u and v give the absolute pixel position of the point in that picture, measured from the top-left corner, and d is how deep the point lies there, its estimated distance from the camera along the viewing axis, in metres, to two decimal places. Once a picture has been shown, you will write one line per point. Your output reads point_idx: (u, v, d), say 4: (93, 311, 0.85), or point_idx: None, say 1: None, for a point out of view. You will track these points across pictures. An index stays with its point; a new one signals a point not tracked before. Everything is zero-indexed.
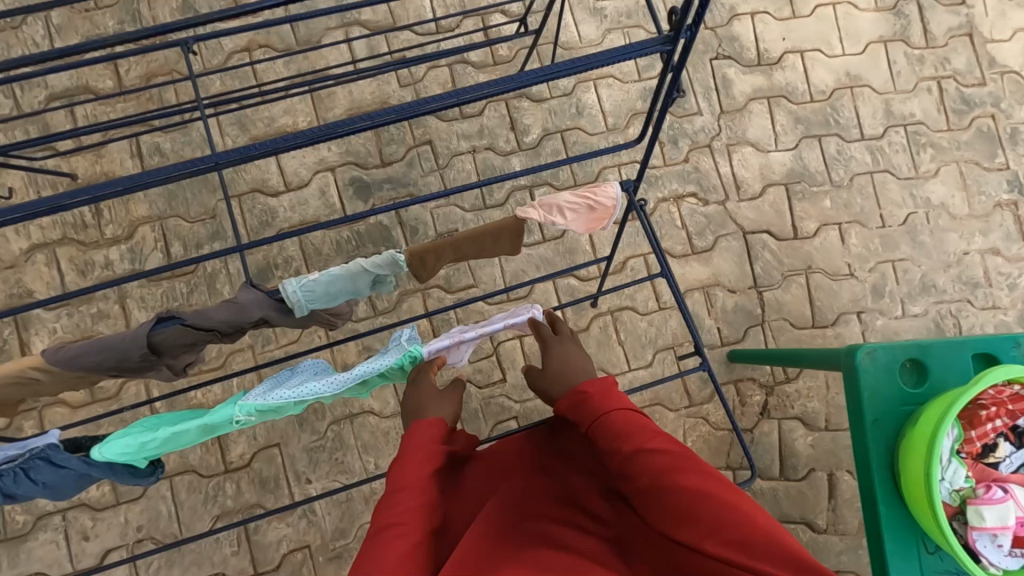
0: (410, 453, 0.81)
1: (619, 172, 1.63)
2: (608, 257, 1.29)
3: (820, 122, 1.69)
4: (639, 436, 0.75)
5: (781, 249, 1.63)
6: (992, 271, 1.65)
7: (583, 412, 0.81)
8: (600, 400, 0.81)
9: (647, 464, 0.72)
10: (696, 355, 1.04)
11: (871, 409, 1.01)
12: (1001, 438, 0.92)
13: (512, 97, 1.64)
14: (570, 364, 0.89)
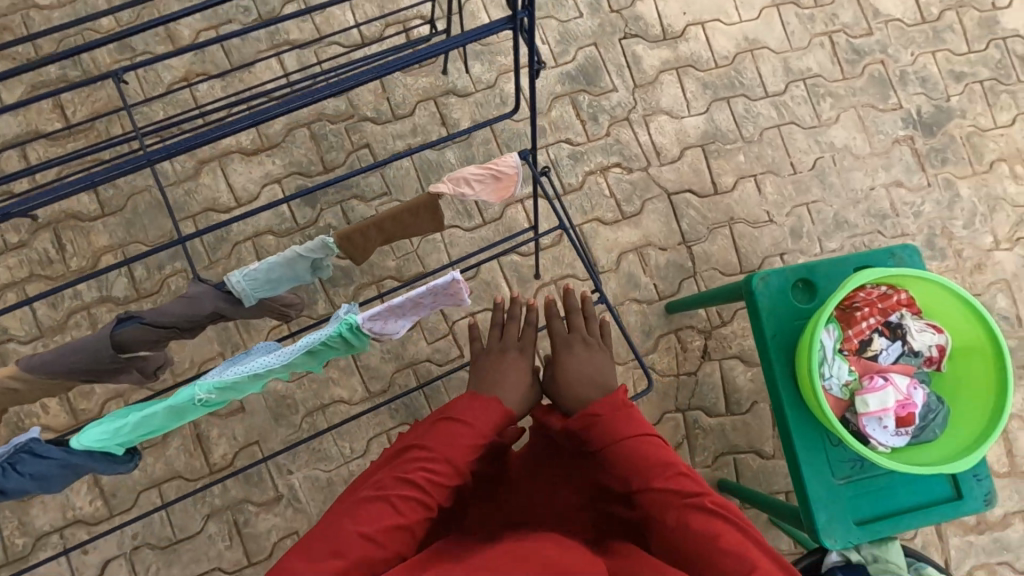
0: (445, 428, 0.99)
1: (546, 152, 1.76)
2: (533, 227, 1.41)
3: (726, 85, 1.84)
4: (654, 473, 0.96)
5: (703, 204, 1.77)
6: (898, 202, 1.80)
7: (603, 432, 1.01)
8: (621, 425, 1.01)
9: (654, 498, 0.94)
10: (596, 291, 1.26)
11: (770, 326, 1.14)
12: (878, 335, 1.06)
13: (440, 95, 1.76)
14: (587, 366, 1.16)
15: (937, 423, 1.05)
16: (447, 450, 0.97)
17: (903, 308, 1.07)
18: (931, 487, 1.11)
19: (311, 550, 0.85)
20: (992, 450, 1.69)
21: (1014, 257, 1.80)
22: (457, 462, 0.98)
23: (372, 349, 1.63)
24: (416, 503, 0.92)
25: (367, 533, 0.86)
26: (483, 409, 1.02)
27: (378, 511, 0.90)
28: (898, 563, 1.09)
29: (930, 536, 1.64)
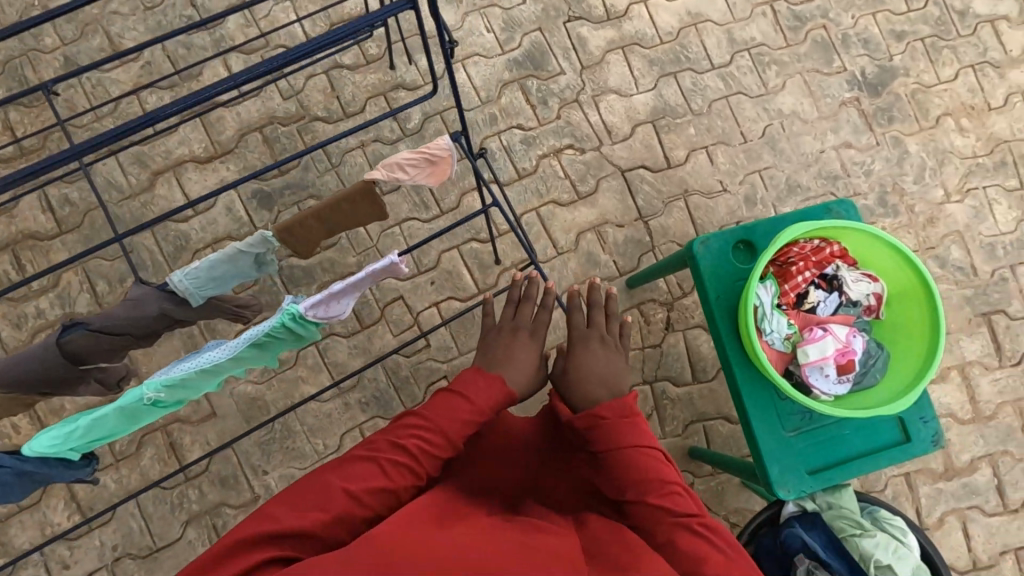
0: (446, 402, 1.00)
1: (499, 139, 1.78)
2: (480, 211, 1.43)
3: (672, 60, 1.86)
4: (649, 488, 0.95)
5: (657, 179, 1.79)
6: (848, 162, 1.83)
7: (606, 435, 1.00)
8: (626, 432, 0.99)
9: (646, 514, 0.94)
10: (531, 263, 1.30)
11: (713, 288, 1.16)
12: (816, 287, 1.09)
13: (389, 90, 1.78)
14: (600, 363, 1.15)
15: (876, 368, 1.09)
16: (444, 424, 0.99)
17: (838, 260, 1.10)
18: (879, 434, 1.15)
19: (297, 499, 0.89)
20: (955, 398, 1.72)
21: (966, 208, 1.83)
22: (453, 437, 0.99)
23: (339, 346, 1.65)
24: (405, 470, 0.94)
25: (351, 490, 0.90)
26: (487, 387, 1.03)
27: (366, 473, 0.92)
28: (854, 511, 1.12)
29: (899, 486, 1.67)
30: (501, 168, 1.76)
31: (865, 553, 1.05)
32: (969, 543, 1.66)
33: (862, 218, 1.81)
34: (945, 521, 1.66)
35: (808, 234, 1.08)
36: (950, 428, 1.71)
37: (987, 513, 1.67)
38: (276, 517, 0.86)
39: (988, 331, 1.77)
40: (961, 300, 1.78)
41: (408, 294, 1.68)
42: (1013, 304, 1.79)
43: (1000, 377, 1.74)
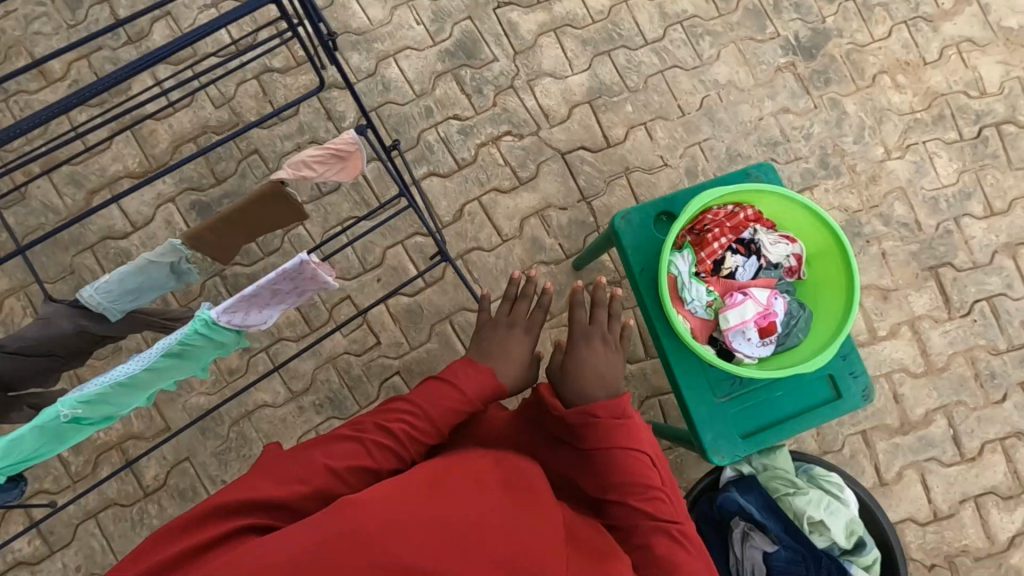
0: (437, 390, 1.04)
1: (436, 131, 1.77)
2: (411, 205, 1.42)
3: (605, 39, 1.85)
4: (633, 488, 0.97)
5: (598, 159, 1.79)
6: (788, 127, 1.84)
7: (596, 433, 1.00)
8: (614, 431, 1.01)
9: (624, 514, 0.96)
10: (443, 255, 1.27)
11: (636, 262, 1.16)
12: (734, 252, 1.09)
13: (322, 90, 1.77)
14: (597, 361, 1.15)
15: (800, 326, 1.09)
16: (432, 411, 1.01)
17: (753, 224, 1.11)
18: (810, 393, 1.16)
19: (274, 472, 0.89)
20: (907, 353, 1.74)
21: (907, 164, 1.84)
22: (439, 423, 1.01)
23: (289, 350, 1.65)
24: (388, 452, 0.96)
25: (333, 468, 0.91)
26: (476, 377, 1.07)
27: (348, 454, 0.94)
28: (788, 469, 1.14)
29: (856, 444, 1.69)
30: (440, 160, 1.76)
31: (798, 511, 1.08)
32: (928, 495, 1.67)
33: (805, 182, 1.81)
34: (904, 475, 1.68)
35: (720, 199, 1.09)
36: (904, 382, 1.72)
37: (944, 464, 1.69)
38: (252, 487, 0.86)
39: (936, 285, 1.78)
40: (907, 255, 1.79)
41: (355, 293, 1.69)
42: (959, 255, 1.80)
43: (950, 329, 1.76)
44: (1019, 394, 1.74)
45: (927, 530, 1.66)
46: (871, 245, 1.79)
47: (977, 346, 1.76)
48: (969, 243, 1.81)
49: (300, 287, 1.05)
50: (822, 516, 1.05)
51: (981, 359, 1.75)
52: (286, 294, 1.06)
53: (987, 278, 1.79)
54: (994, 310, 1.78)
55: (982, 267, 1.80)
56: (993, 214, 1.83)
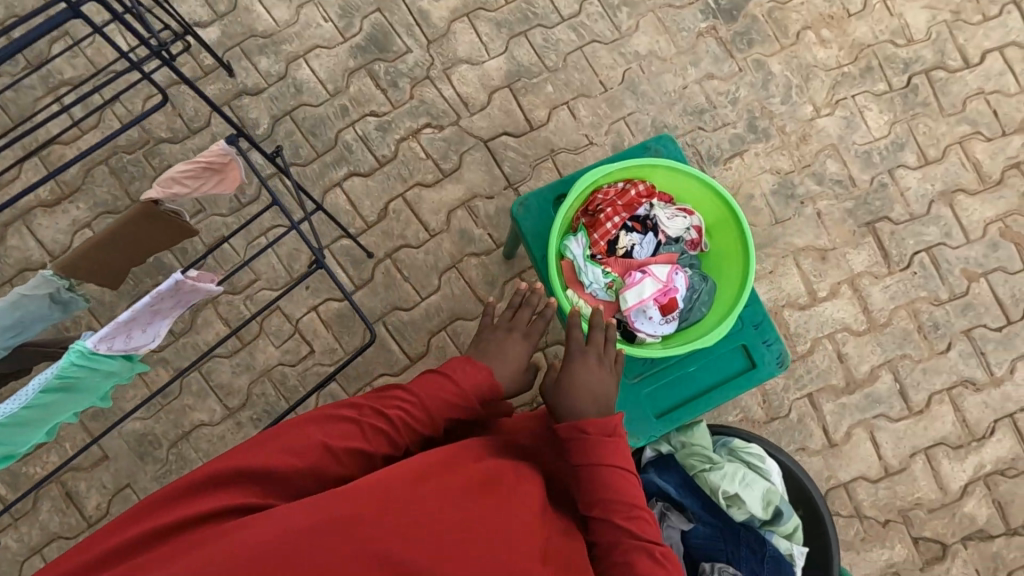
0: (432, 384, 1.08)
1: (354, 130, 1.73)
2: (314, 206, 1.39)
3: (520, 19, 1.80)
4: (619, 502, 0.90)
5: (521, 144, 1.76)
6: (713, 94, 1.80)
7: (584, 446, 0.92)
8: (602, 446, 0.92)
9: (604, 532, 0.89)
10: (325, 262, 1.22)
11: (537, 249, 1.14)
12: (629, 231, 1.07)
13: (232, 99, 1.73)
14: (591, 384, 1.00)
15: (702, 300, 1.08)
16: (427, 401, 1.06)
17: (646, 199, 1.08)
18: (725, 365, 1.14)
19: (274, 442, 0.93)
20: (849, 311, 1.72)
21: (837, 120, 1.80)
22: (431, 414, 1.06)
23: (222, 366, 1.62)
24: (381, 437, 1.01)
25: (328, 447, 0.95)
26: (472, 372, 1.10)
27: (345, 435, 0.98)
28: (706, 444, 1.13)
29: (803, 408, 1.68)
30: (360, 159, 1.72)
31: (714, 486, 1.07)
32: (878, 451, 1.67)
33: (734, 147, 1.78)
34: (852, 434, 1.67)
35: (609, 177, 1.06)
36: (847, 341, 1.71)
37: (892, 419, 1.68)
38: (250, 456, 0.91)
39: (873, 241, 1.76)
40: (843, 213, 1.77)
41: (285, 302, 1.66)
42: (895, 208, 1.78)
43: (890, 284, 1.74)
44: (964, 342, 1.72)
45: (879, 487, 1.66)
46: (806, 205, 1.76)
47: (918, 298, 1.74)
48: (905, 195, 1.78)
49: (183, 301, 1.04)
50: (736, 490, 1.05)
51: (924, 311, 1.73)
52: (170, 308, 1.05)
53: (925, 229, 1.77)
54: (934, 260, 1.76)
55: (920, 218, 1.78)
56: (927, 163, 1.80)
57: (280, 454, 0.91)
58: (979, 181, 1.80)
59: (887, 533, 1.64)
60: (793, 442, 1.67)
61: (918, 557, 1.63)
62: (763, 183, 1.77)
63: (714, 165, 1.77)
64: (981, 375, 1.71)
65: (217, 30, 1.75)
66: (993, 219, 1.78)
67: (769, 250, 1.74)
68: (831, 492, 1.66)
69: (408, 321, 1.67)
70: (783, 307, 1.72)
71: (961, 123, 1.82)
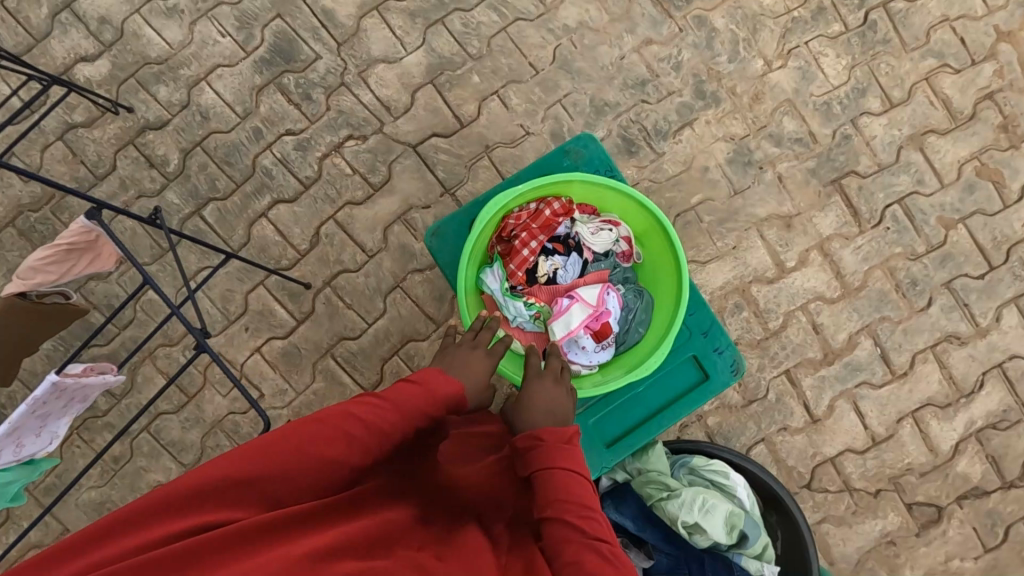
0: (407, 389, 0.96)
1: (271, 152, 1.61)
2: (226, 251, 1.32)
3: (435, 6, 1.63)
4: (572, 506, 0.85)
5: (453, 143, 1.62)
6: (654, 61, 1.65)
7: (541, 454, 0.90)
8: (561, 450, 0.90)
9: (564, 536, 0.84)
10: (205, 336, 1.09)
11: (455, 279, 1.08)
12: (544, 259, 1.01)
13: (136, 135, 1.60)
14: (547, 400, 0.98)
15: (638, 321, 1.03)
16: (404, 406, 0.94)
17: (564, 218, 1.01)
18: (678, 379, 1.07)
19: (246, 449, 0.84)
20: (821, 279, 1.62)
21: (791, 73, 1.65)
22: (406, 421, 0.94)
23: (171, 423, 1.56)
24: (355, 444, 0.90)
25: (300, 457, 0.85)
26: (445, 382, 1.00)
27: (323, 439, 0.88)
28: (661, 469, 1.10)
29: (782, 386, 1.60)
30: (283, 184, 1.60)
31: (673, 516, 1.05)
32: (863, 421, 1.60)
33: (683, 118, 1.64)
34: (835, 407, 1.60)
35: (518, 201, 0.99)
36: (822, 311, 1.61)
37: (875, 386, 1.60)
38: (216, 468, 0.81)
39: (841, 199, 1.64)
40: (806, 173, 1.64)
41: (225, 348, 1.58)
42: (862, 160, 1.65)
43: (862, 244, 1.63)
44: (945, 295, 1.62)
45: (867, 458, 1.59)
46: (765, 170, 1.64)
47: (894, 255, 1.63)
48: (871, 144, 1.65)
49: (72, 396, 0.95)
50: (695, 519, 1.02)
51: (900, 269, 1.62)
52: (63, 407, 0.96)
53: (896, 178, 1.64)
54: (907, 212, 1.64)
55: (889, 167, 1.65)
56: (893, 106, 1.66)
57: (249, 462, 0.82)
58: (949, 119, 1.65)
59: (879, 504, 1.58)
60: (774, 423, 1.59)
61: (913, 524, 1.58)
62: (718, 152, 1.64)
63: (663, 140, 1.64)
64: (965, 327, 1.62)
65: (107, 62, 1.60)
66: (967, 158, 1.65)
67: (730, 224, 1.63)
68: (818, 469, 1.59)
69: (357, 350, 1.58)
70: (751, 283, 1.61)
71: (927, 57, 1.66)
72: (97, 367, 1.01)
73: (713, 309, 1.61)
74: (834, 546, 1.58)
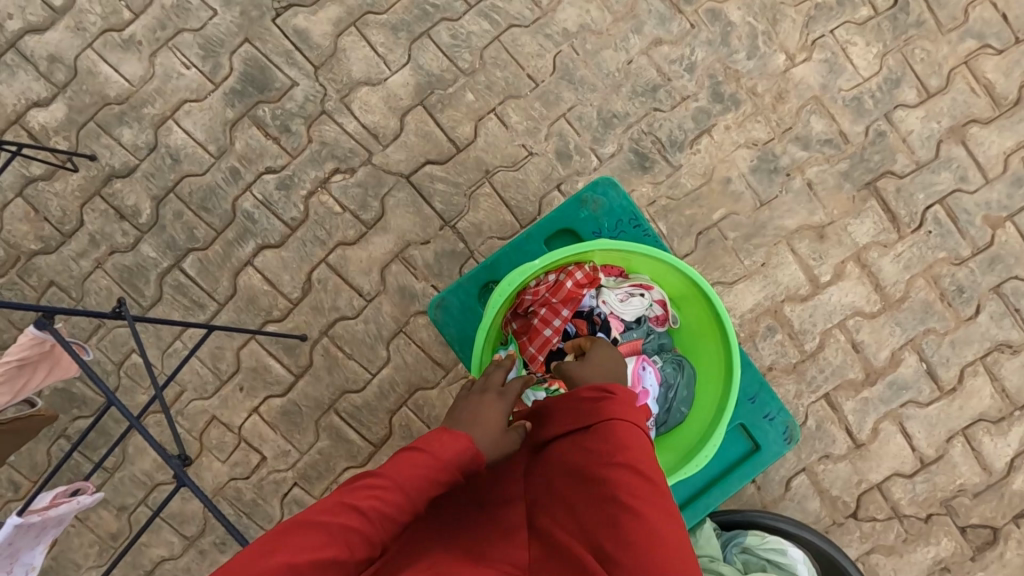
0: (405, 460, 0.76)
1: (252, 194, 1.46)
2: (211, 328, 1.24)
3: (418, 16, 1.45)
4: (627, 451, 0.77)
5: (449, 170, 1.47)
6: (664, 63, 1.47)
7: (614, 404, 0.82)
8: (631, 405, 0.83)
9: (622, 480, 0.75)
10: (181, 456, 0.94)
11: (461, 349, 1.14)
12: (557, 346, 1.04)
13: (102, 185, 1.46)
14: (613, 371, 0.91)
15: (680, 399, 1.04)
16: (408, 484, 0.75)
17: (588, 288, 1.03)
18: (726, 450, 1.13)
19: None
20: (859, 293, 1.49)
21: (816, 67, 1.48)
22: (415, 501, 0.75)
23: (168, 495, 1.45)
24: (356, 538, 0.72)
25: (290, 570, 0.67)
26: (452, 443, 0.79)
27: (309, 546, 0.70)
28: (715, 555, 1.11)
29: (822, 412, 1.49)
30: (267, 228, 1.46)
31: None
32: (911, 443, 1.49)
33: (700, 125, 1.48)
34: (879, 430, 1.49)
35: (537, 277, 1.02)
36: (861, 328, 1.49)
37: (922, 405, 1.49)
38: None
39: (878, 204, 1.49)
40: (838, 178, 1.49)
41: (220, 411, 1.48)
42: (898, 159, 1.49)
43: (902, 251, 1.49)
44: (994, 302, 1.49)
45: (916, 482, 1.49)
46: (793, 176, 1.49)
47: (937, 261, 1.49)
48: (908, 140, 1.49)
49: (39, 531, 0.84)
50: None
51: (945, 276, 1.49)
52: (32, 543, 0.86)
53: (937, 176, 1.49)
54: (950, 212, 1.49)
55: (929, 164, 1.49)
56: (930, 96, 1.49)
57: None
58: (993, 106, 1.49)
59: (931, 529, 1.49)
60: (815, 452, 1.49)
61: (968, 548, 1.48)
62: (740, 161, 1.49)
63: (679, 151, 1.48)
64: (1017, 335, 1.49)
65: (63, 106, 1.45)
66: (1014, 149, 1.49)
67: (758, 239, 1.49)
68: (864, 496, 1.49)
69: (362, 405, 1.47)
70: (783, 303, 1.49)
71: (966, 38, 1.48)
72: (70, 487, 0.89)
73: (745, 334, 1.49)
74: None
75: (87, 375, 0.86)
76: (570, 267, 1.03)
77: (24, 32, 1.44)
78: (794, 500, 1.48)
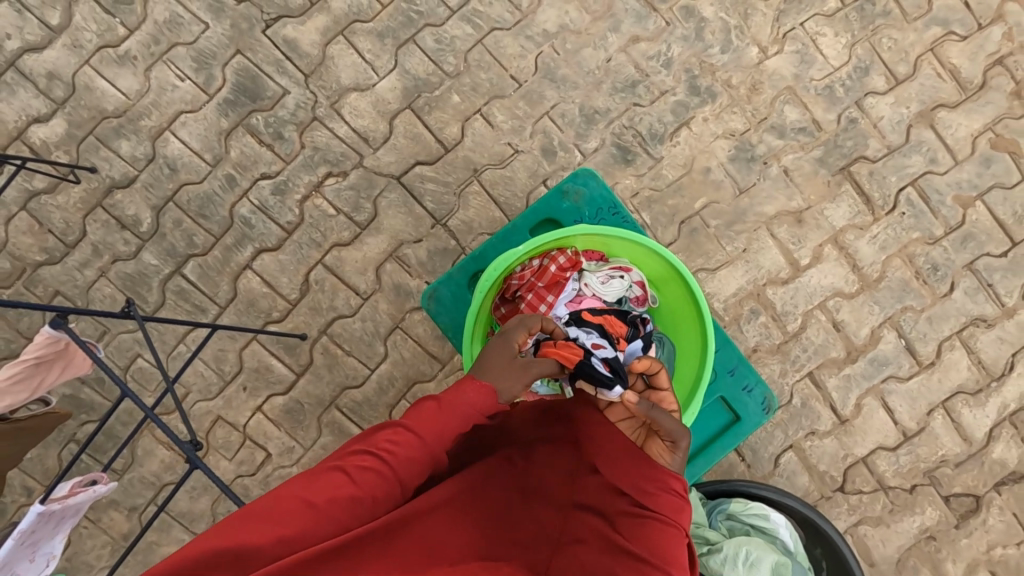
0: (434, 418, 0.79)
1: (248, 200, 1.51)
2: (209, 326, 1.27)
3: (403, 23, 1.50)
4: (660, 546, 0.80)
5: (438, 170, 1.52)
6: (642, 60, 1.52)
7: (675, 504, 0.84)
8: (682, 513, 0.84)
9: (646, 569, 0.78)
10: (194, 445, 0.99)
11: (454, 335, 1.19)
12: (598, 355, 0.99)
13: (103, 197, 1.51)
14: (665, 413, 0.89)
15: None
16: (431, 443, 0.78)
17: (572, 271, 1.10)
18: (709, 422, 1.19)
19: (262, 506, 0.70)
20: (837, 274, 1.54)
21: (788, 58, 1.54)
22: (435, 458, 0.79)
23: (177, 494, 1.49)
24: (373, 477, 0.75)
25: (312, 507, 0.70)
26: (475, 404, 0.80)
27: (338, 486, 0.73)
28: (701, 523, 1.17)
29: (807, 390, 1.54)
30: (265, 232, 1.51)
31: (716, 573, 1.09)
32: (893, 417, 1.54)
33: (679, 117, 1.53)
34: (863, 406, 1.54)
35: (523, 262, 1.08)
36: (841, 307, 1.54)
37: (902, 380, 1.54)
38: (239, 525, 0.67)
39: (853, 188, 1.55)
40: (813, 164, 1.55)
41: (224, 411, 1.53)
42: (870, 144, 1.55)
43: (878, 233, 1.55)
44: (968, 278, 1.55)
45: (899, 454, 1.54)
46: (770, 164, 1.54)
47: (911, 241, 1.54)
48: (879, 126, 1.55)
49: (62, 518, 0.89)
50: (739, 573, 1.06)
51: (919, 255, 1.54)
52: (51, 532, 0.90)
53: (908, 160, 1.55)
54: (922, 193, 1.55)
55: (900, 148, 1.55)
56: (898, 83, 1.55)
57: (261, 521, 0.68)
58: (959, 90, 1.55)
59: (916, 499, 1.54)
60: (801, 429, 1.54)
61: (952, 516, 1.54)
62: (719, 151, 1.54)
63: (659, 143, 1.53)
64: (991, 309, 1.55)
65: (62, 121, 1.50)
66: (982, 130, 1.55)
67: (739, 226, 1.54)
68: (850, 470, 1.55)
69: (362, 400, 1.52)
70: (765, 286, 1.54)
71: (931, 26, 1.54)
72: (85, 478, 0.94)
73: (729, 318, 1.54)
74: (873, 547, 1.54)
75: (101, 369, 0.91)
76: (552, 252, 1.10)
77: (23, 50, 1.49)
78: (783, 476, 1.54)
